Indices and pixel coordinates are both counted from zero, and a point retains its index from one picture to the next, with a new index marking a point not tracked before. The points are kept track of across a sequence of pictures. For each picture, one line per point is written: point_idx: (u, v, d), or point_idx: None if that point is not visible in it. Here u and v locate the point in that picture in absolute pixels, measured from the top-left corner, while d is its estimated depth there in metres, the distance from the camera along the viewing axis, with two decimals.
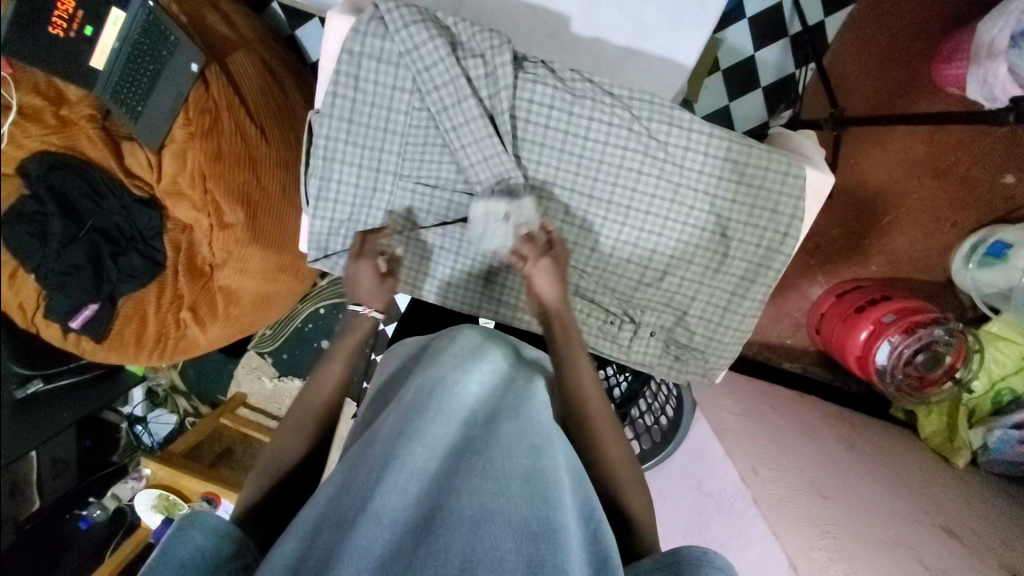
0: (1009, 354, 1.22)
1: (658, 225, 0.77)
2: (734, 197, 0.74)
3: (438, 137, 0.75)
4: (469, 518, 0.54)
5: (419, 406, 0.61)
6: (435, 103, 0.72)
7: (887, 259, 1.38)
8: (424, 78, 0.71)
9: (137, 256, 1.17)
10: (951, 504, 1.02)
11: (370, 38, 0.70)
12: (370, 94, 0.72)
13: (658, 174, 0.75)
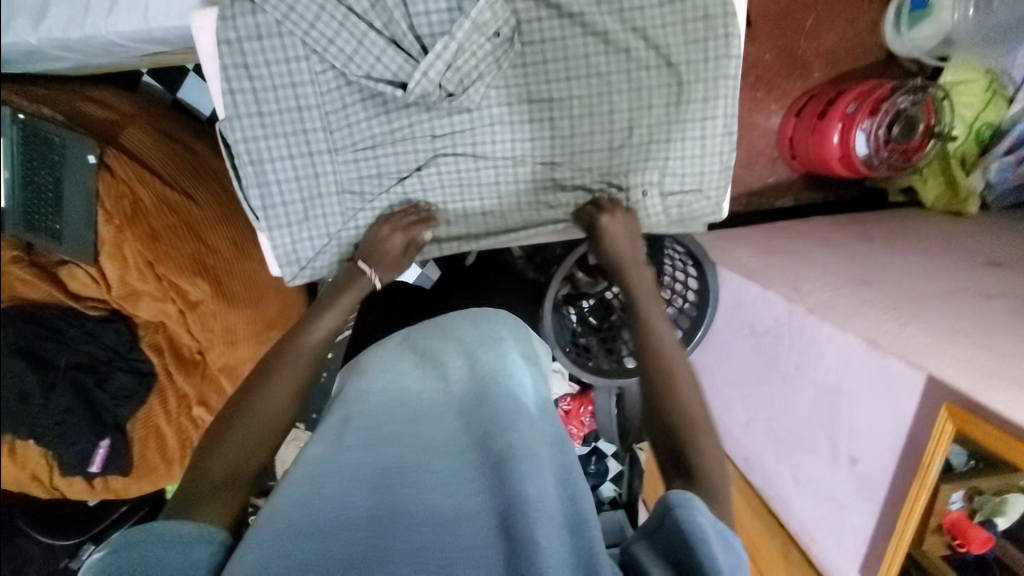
0: (972, 95, 1.24)
1: (606, 77, 0.74)
2: (665, 19, 0.72)
3: (347, 89, 0.72)
4: (445, 517, 0.55)
5: (398, 412, 0.68)
6: (337, 57, 0.70)
7: (826, 60, 1.35)
8: (315, 36, 0.69)
9: (123, 373, 1.11)
10: (990, 244, 1.03)
11: (251, 21, 0.68)
12: (269, 78, 0.70)
13: (584, 30, 0.72)
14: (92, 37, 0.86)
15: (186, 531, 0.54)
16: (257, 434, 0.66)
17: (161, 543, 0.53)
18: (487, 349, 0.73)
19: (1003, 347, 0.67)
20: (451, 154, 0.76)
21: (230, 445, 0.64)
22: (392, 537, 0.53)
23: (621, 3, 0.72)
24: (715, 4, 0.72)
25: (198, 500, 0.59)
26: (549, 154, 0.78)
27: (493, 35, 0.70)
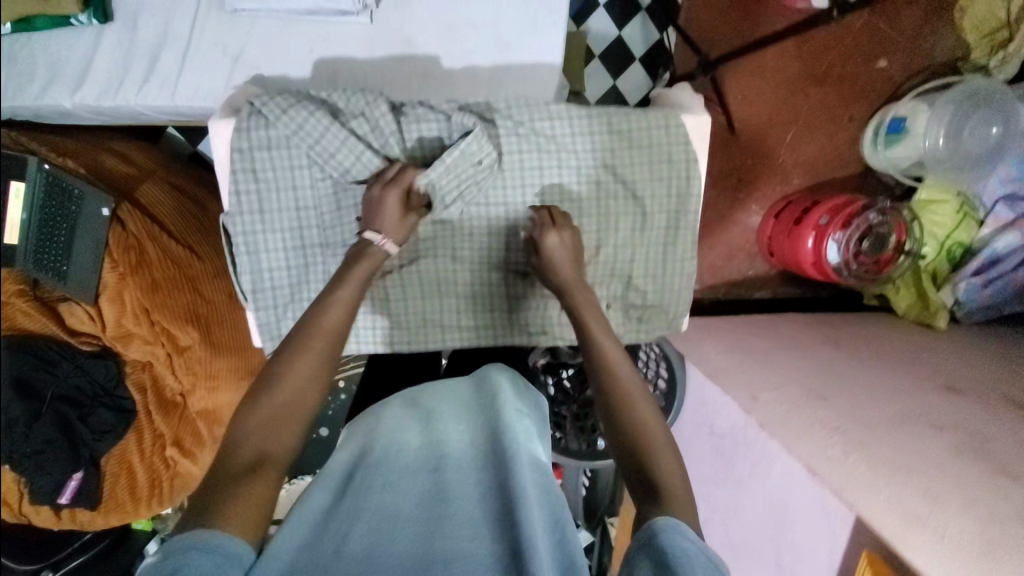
0: (945, 215, 1.30)
1: (577, 203, 0.81)
2: (631, 160, 0.80)
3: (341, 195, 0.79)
4: (438, 559, 0.54)
5: (383, 466, 0.64)
6: (335, 168, 0.76)
7: (805, 170, 1.45)
8: (317, 147, 0.75)
9: (106, 410, 1.16)
10: (954, 362, 1.05)
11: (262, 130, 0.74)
12: (272, 180, 0.76)
13: (559, 163, 0.80)
14: (122, 106, 0.94)
15: (218, 541, 0.52)
16: (288, 414, 0.65)
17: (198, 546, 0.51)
18: (484, 405, 0.69)
19: (940, 489, 0.69)
20: (431, 257, 0.82)
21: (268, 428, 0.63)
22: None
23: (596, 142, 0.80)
24: (682, 151, 0.80)
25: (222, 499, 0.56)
26: (522, 265, 0.84)
27: (477, 162, 0.77)
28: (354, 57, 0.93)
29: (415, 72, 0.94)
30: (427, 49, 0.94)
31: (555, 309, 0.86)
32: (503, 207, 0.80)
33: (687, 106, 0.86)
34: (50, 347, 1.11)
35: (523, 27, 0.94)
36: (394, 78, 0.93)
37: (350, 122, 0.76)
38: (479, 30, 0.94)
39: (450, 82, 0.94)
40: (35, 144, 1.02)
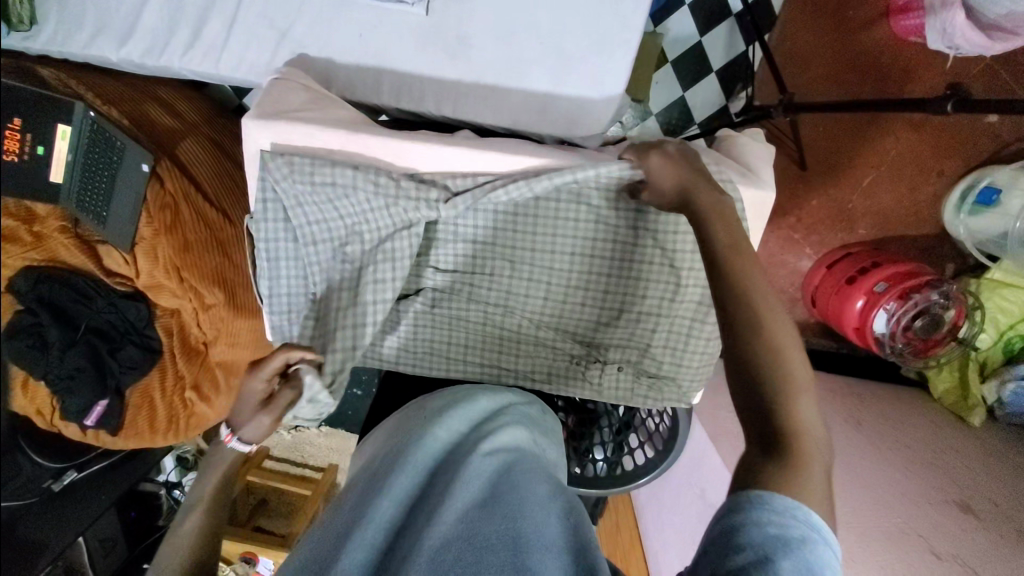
0: (1012, 303, 1.18)
1: (600, 261, 0.79)
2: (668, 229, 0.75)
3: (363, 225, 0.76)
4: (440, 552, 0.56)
5: (410, 463, 0.68)
6: (363, 222, 0.75)
7: (874, 221, 1.32)
8: (349, 207, 0.75)
9: (134, 347, 1.22)
10: (977, 470, 0.97)
11: (297, 167, 0.72)
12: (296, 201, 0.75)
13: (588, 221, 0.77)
14: (165, 68, 0.92)
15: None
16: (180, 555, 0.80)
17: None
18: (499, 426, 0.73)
19: None
20: (449, 289, 0.84)
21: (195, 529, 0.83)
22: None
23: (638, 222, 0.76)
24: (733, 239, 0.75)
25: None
26: (536, 313, 0.84)
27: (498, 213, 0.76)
28: (404, 52, 0.87)
29: (466, 77, 0.87)
30: (482, 53, 0.87)
31: (564, 361, 0.85)
32: (530, 251, 0.79)
33: (751, 170, 0.79)
34: (84, 282, 1.16)
35: (590, 44, 0.85)
36: (443, 81, 0.87)
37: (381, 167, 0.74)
38: (541, 40, 0.85)
39: (500, 91, 0.88)
40: (82, 88, 1.03)
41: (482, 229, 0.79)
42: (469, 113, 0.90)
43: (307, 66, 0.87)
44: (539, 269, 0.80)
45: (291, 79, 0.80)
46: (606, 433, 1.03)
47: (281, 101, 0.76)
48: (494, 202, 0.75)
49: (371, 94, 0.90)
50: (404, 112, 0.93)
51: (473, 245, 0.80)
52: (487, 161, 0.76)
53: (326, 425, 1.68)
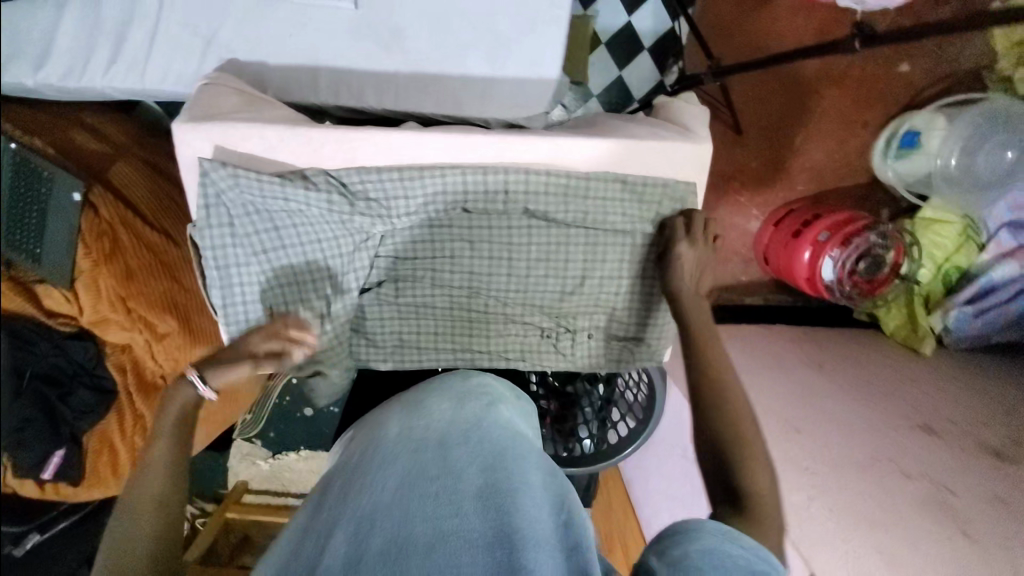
0: (946, 237, 1.26)
1: (558, 232, 0.81)
2: (618, 195, 0.79)
3: (321, 223, 0.77)
4: (421, 545, 0.57)
5: (394, 456, 0.66)
6: (314, 233, 0.77)
7: (812, 176, 1.39)
8: (304, 222, 0.76)
9: (85, 391, 1.16)
10: (928, 394, 1.03)
11: (244, 181, 0.72)
12: (246, 206, 0.74)
13: (544, 196, 0.78)
14: (88, 87, 0.89)
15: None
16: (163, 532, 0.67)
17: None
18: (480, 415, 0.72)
19: None
20: (412, 278, 0.84)
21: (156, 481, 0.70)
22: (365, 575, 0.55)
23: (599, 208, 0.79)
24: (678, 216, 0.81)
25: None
26: (501, 292, 0.84)
27: (454, 195, 0.77)
28: (338, 48, 0.86)
29: (403, 68, 0.88)
30: (416, 42, 0.87)
31: (535, 336, 0.86)
32: (488, 229, 0.81)
33: (687, 129, 0.83)
34: (27, 328, 1.07)
35: (522, 24, 0.87)
36: (382, 73, 0.88)
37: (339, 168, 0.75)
38: (473, 24, 0.86)
39: (438, 79, 0.89)
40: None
41: (440, 214, 0.80)
42: (411, 103, 0.91)
43: (238, 71, 0.86)
44: (499, 247, 0.82)
45: (221, 84, 0.78)
46: (589, 412, 1.04)
47: (211, 105, 0.75)
48: (445, 185, 0.76)
49: (309, 93, 0.90)
50: (346, 109, 0.93)
51: (431, 231, 0.81)
52: (432, 153, 0.76)
53: (305, 449, 1.62)
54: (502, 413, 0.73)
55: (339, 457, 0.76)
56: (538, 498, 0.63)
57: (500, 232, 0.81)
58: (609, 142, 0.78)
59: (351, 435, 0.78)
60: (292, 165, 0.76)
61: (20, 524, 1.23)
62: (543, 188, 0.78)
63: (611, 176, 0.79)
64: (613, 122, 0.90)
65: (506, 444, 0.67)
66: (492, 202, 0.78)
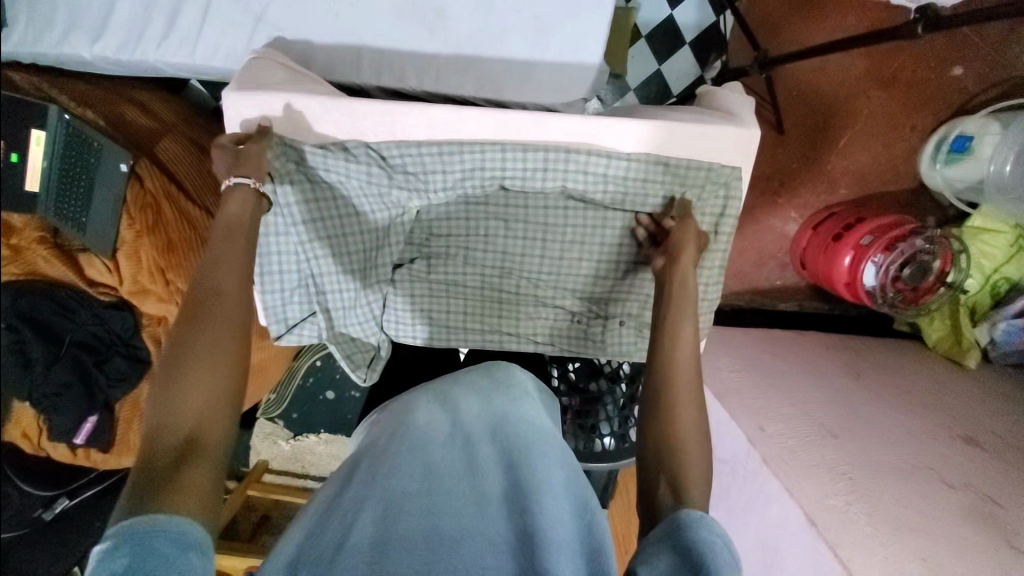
0: (996, 247, 1.20)
1: (594, 215, 0.80)
2: (658, 179, 0.78)
3: (363, 195, 0.79)
4: (446, 538, 0.56)
5: (422, 448, 0.66)
6: (352, 203, 0.79)
7: (853, 179, 1.35)
8: (347, 195, 0.78)
9: (121, 359, 1.18)
10: (972, 408, 0.99)
11: (285, 148, 0.74)
12: (288, 175, 0.74)
13: (582, 177, 0.77)
14: (141, 61, 0.92)
15: (193, 533, 0.49)
16: (215, 386, 0.59)
17: (163, 536, 0.48)
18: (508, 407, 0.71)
19: (936, 556, 0.68)
20: (445, 255, 0.84)
21: (195, 379, 0.58)
22: (392, 563, 0.52)
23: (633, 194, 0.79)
24: (718, 205, 0.80)
25: (166, 486, 0.52)
26: (534, 274, 0.84)
27: (493, 172, 0.77)
28: (384, 28, 0.87)
29: (447, 50, 0.88)
30: (461, 24, 0.87)
31: (566, 319, 0.85)
32: (524, 209, 0.80)
33: (734, 116, 0.81)
34: (71, 295, 1.14)
35: (568, 8, 0.87)
36: (426, 54, 0.88)
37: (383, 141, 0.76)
38: (519, 7, 0.86)
39: (481, 62, 0.89)
40: (56, 91, 1.02)
41: (476, 192, 0.80)
42: (451, 85, 0.91)
43: (284, 48, 0.87)
44: (534, 228, 0.81)
45: (267, 59, 0.79)
46: (612, 410, 1.02)
47: (259, 76, 0.76)
48: (484, 161, 0.76)
49: (351, 73, 0.90)
50: (386, 91, 0.93)
51: (466, 209, 0.81)
52: (473, 127, 0.75)
53: (326, 432, 1.64)
54: (530, 408, 0.72)
55: (367, 436, 0.75)
56: (562, 500, 0.61)
57: (528, 211, 0.80)
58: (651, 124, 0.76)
59: (379, 418, 0.77)
60: (334, 137, 0.76)
61: (50, 488, 1.32)
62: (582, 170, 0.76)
63: (654, 158, 0.77)
64: (655, 110, 0.88)
65: (532, 443, 0.66)
66: (529, 180, 0.77)
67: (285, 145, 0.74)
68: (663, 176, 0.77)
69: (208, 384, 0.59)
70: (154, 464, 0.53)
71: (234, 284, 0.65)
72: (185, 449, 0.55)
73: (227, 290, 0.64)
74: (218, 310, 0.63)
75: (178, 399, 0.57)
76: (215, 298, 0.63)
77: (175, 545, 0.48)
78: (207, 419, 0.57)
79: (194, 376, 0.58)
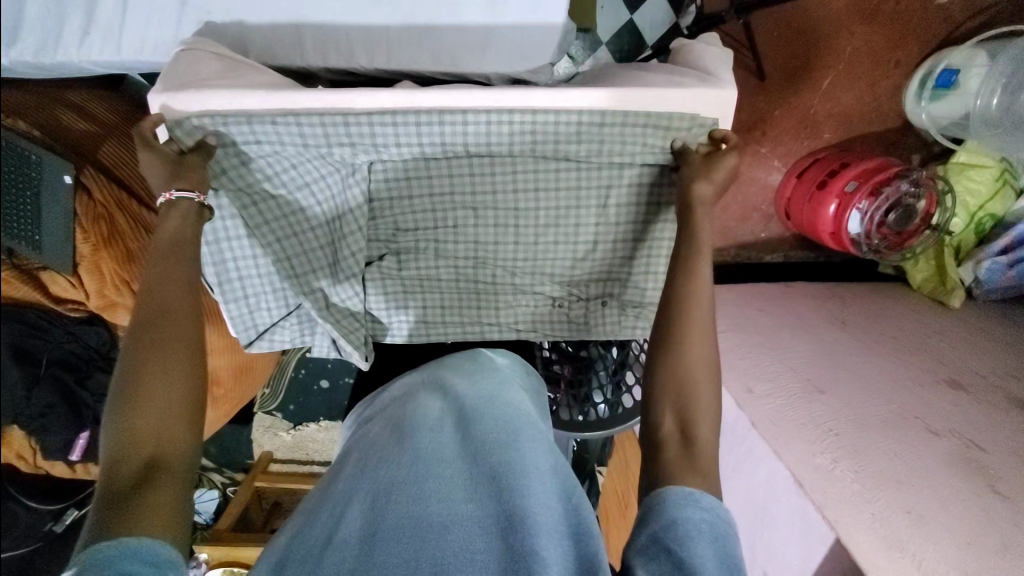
0: (981, 183, 1.18)
1: (566, 191, 0.74)
2: (630, 140, 0.69)
3: (318, 189, 0.73)
4: (434, 524, 0.55)
5: (411, 434, 0.64)
6: (304, 181, 0.73)
7: (838, 121, 1.30)
8: (299, 189, 0.73)
9: (101, 373, 1.16)
10: (955, 351, 1.01)
11: (217, 135, 0.67)
12: (232, 178, 0.70)
13: (547, 152, 0.70)
14: (65, 64, 0.84)
15: (164, 552, 0.48)
16: (167, 407, 0.56)
17: (132, 557, 0.46)
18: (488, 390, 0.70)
19: (921, 507, 0.69)
20: (414, 249, 0.79)
21: (152, 387, 0.56)
22: (382, 555, 0.52)
23: (601, 152, 0.70)
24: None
25: (125, 510, 0.49)
26: (510, 259, 0.79)
27: (451, 153, 0.70)
28: (326, 4, 0.80)
29: (397, 23, 0.82)
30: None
31: (547, 305, 0.81)
32: (490, 192, 0.74)
33: (711, 73, 0.75)
34: (40, 315, 1.10)
35: None
36: (375, 30, 0.82)
37: (316, 123, 0.66)
38: None
39: (435, 33, 0.83)
40: None
41: (436, 175, 0.74)
42: (404, 61, 0.84)
43: (216, 35, 0.80)
44: (502, 210, 0.76)
45: (197, 48, 0.73)
46: (604, 376, 1.01)
47: (188, 71, 0.69)
48: (442, 132, 0.67)
49: (294, 55, 0.83)
50: (336, 73, 0.86)
51: (430, 197, 0.76)
52: (421, 99, 0.65)
53: (325, 419, 1.66)
54: (514, 392, 0.70)
55: (362, 428, 0.74)
56: (549, 481, 0.60)
57: (497, 191, 0.75)
58: (603, 92, 0.67)
59: (373, 408, 0.76)
60: (263, 110, 0.66)
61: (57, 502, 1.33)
62: (546, 142, 0.69)
63: (628, 113, 0.67)
64: (625, 71, 0.82)
65: (519, 421, 0.65)
66: (494, 148, 0.69)
67: (216, 129, 0.67)
68: (629, 132, 0.68)
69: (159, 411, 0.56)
70: (112, 490, 0.51)
71: (181, 283, 0.63)
72: (144, 470, 0.53)
73: (167, 302, 0.61)
74: (172, 314, 0.61)
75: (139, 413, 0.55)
76: (162, 298, 0.61)
77: (144, 566, 0.46)
78: (163, 419, 0.56)
79: (144, 379, 0.56)
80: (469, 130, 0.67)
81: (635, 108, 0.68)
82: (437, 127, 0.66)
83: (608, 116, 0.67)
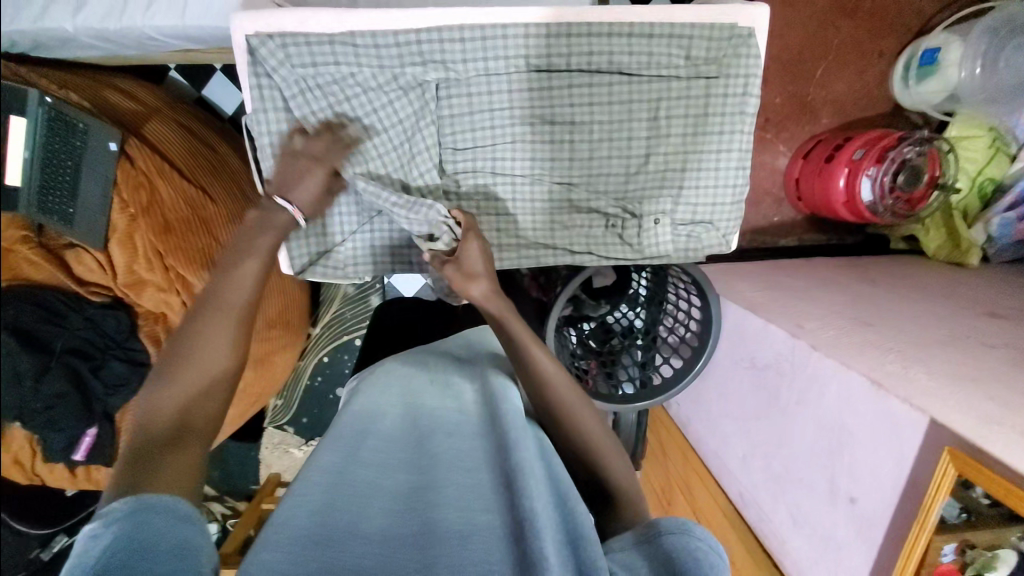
0: (977, 151, 1.26)
1: (618, 105, 0.80)
2: (676, 54, 0.77)
3: (393, 113, 0.77)
4: (451, 527, 0.49)
5: (427, 437, 0.59)
6: (371, 107, 0.76)
7: (833, 107, 1.40)
8: (368, 107, 0.77)
9: (117, 361, 1.08)
10: (990, 294, 1.03)
11: (296, 55, 0.73)
12: (304, 96, 0.74)
13: (603, 65, 0.77)
14: (127, 28, 0.89)
15: (185, 506, 0.51)
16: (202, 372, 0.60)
17: (158, 511, 0.49)
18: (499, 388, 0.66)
19: (1007, 397, 0.66)
20: (472, 167, 0.83)
21: (192, 366, 0.60)
22: (401, 555, 0.48)
23: (649, 65, 0.77)
24: (740, 83, 0.79)
25: (147, 468, 0.52)
26: (567, 178, 0.84)
27: (513, 72, 0.77)
28: None
29: None
30: None
31: (601, 226, 0.86)
32: (548, 106, 0.79)
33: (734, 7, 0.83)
34: (59, 298, 1.01)
35: None
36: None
37: (391, 41, 0.73)
38: None
39: None
40: (31, 73, 0.95)
41: (496, 92, 0.78)
42: None
43: None
44: (562, 126, 0.81)
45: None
46: (632, 357, 1.08)
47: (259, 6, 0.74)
48: (508, 42, 0.74)
49: None
50: None
51: (488, 115, 0.80)
52: (485, 15, 0.73)
53: None
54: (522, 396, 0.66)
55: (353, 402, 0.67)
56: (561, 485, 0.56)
57: (554, 107, 0.80)
58: (646, 9, 0.75)
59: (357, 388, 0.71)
60: (337, 30, 0.72)
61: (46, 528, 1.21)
62: (602, 53, 0.76)
63: (670, 29, 0.76)
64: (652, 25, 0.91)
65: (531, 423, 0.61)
66: (553, 60, 0.76)
67: (291, 48, 0.72)
68: (674, 42, 0.76)
69: (194, 381, 0.60)
70: (142, 445, 0.55)
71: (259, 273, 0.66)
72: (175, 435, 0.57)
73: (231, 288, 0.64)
74: (238, 288, 0.65)
75: (171, 386, 0.59)
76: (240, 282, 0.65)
77: (167, 517, 0.49)
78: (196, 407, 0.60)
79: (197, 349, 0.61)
80: (528, 42, 0.75)
81: (674, 22, 0.76)
82: (510, 36, 0.74)
83: (655, 30, 0.76)
